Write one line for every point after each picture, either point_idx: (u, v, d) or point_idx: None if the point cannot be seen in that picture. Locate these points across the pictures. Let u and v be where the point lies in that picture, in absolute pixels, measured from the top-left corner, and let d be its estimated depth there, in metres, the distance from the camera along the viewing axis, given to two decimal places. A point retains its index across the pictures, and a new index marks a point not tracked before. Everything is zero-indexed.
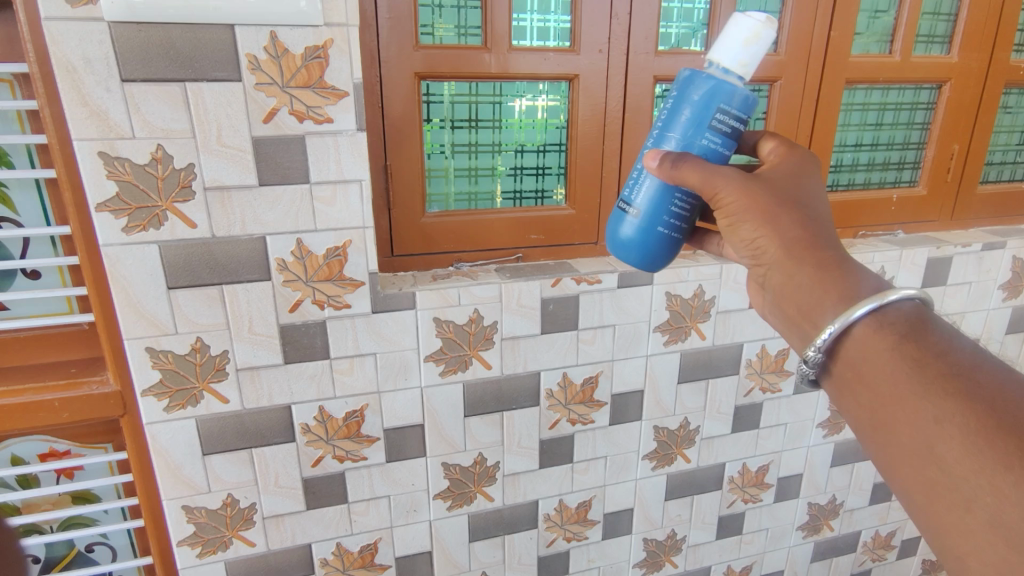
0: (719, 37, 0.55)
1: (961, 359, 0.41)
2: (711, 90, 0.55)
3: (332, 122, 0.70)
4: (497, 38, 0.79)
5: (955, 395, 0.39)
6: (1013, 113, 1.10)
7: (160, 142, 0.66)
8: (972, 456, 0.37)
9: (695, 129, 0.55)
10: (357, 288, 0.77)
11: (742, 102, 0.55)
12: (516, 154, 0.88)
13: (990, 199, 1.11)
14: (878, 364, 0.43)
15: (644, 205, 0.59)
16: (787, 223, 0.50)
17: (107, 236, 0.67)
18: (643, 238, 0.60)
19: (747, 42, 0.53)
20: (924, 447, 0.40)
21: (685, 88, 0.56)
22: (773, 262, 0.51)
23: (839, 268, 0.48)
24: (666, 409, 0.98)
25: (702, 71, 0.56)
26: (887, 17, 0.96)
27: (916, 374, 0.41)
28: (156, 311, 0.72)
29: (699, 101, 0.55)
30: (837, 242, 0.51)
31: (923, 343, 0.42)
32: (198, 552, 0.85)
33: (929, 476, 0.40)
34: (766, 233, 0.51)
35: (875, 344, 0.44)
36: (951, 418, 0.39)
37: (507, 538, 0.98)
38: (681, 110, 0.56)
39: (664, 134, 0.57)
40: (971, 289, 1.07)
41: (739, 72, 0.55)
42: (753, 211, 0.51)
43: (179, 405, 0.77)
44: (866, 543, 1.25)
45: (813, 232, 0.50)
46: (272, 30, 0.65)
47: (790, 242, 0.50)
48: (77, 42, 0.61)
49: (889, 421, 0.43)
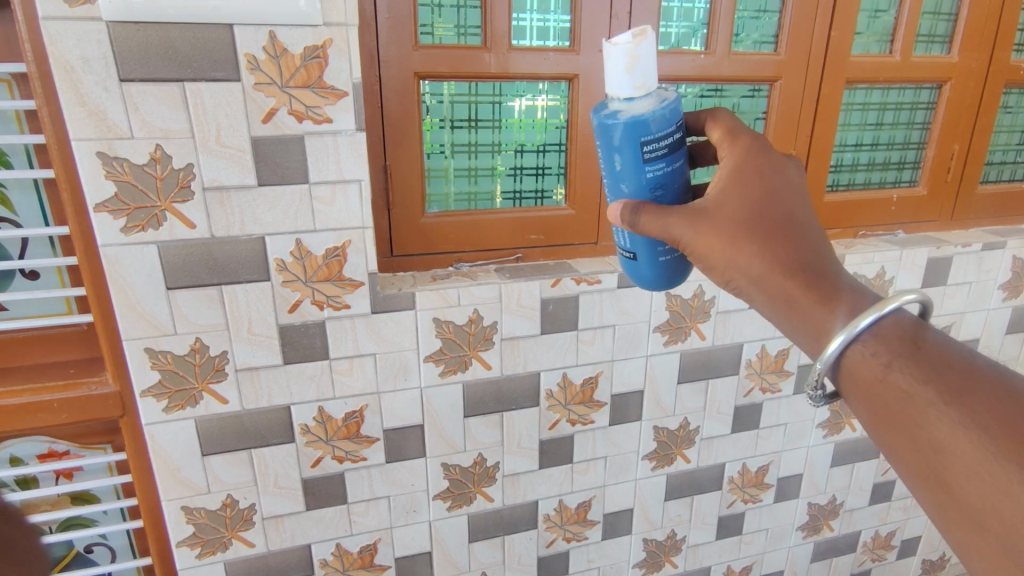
0: (605, 76, 0.54)
1: (957, 378, 0.41)
2: (626, 129, 0.53)
3: (332, 121, 0.70)
4: (496, 38, 0.79)
5: (954, 419, 0.40)
6: (1013, 113, 1.09)
7: (159, 142, 0.66)
8: (977, 484, 0.38)
9: (636, 169, 0.55)
10: (357, 288, 0.77)
11: (658, 120, 0.53)
12: (516, 154, 0.88)
13: (990, 199, 1.10)
14: (875, 389, 0.44)
15: (637, 246, 0.59)
16: (750, 257, 0.49)
17: (106, 236, 0.67)
18: (652, 268, 0.60)
19: (629, 67, 0.52)
20: (931, 473, 0.41)
21: (604, 138, 0.55)
22: (753, 293, 0.51)
23: (815, 295, 0.47)
24: (666, 409, 0.98)
25: (610, 113, 0.54)
26: (887, 16, 0.96)
27: (914, 399, 0.42)
28: (155, 311, 0.72)
29: (620, 144, 0.54)
30: (814, 258, 0.49)
31: (918, 363, 0.43)
32: (198, 553, 0.85)
33: (941, 501, 0.41)
34: (734, 271, 0.50)
35: (870, 368, 0.44)
36: (953, 445, 0.40)
37: (507, 538, 0.98)
38: (612, 160, 0.55)
39: (615, 185, 0.57)
40: (971, 289, 1.07)
41: (641, 93, 0.53)
42: (716, 250, 0.50)
43: (178, 405, 0.77)
44: (866, 543, 1.25)
45: (783, 256, 0.49)
46: (272, 29, 0.65)
47: (759, 277, 0.49)
48: (76, 42, 0.60)
49: (894, 444, 0.43)
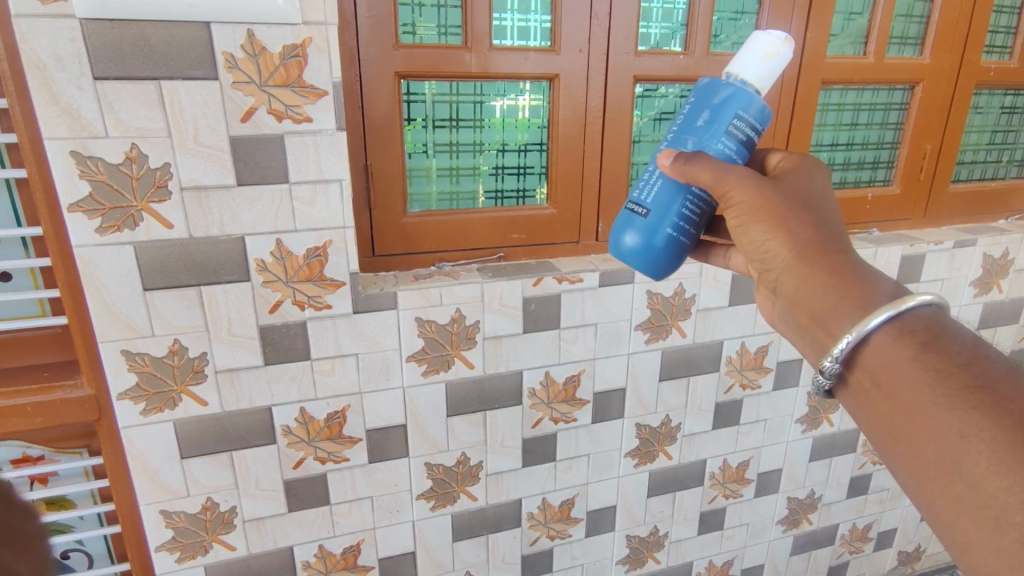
0: (738, 54, 0.58)
1: (984, 367, 0.40)
2: (730, 97, 0.56)
3: (311, 121, 0.69)
4: (477, 38, 0.79)
5: (979, 407, 0.38)
6: (983, 114, 1.12)
7: (134, 141, 0.65)
8: (999, 472, 0.37)
9: (712, 133, 0.56)
10: (339, 288, 0.77)
11: (757, 113, 0.57)
12: (497, 154, 0.89)
13: (961, 198, 1.13)
14: (898, 373, 0.43)
15: (655, 206, 0.59)
16: (800, 226, 0.51)
17: (80, 236, 0.66)
18: (647, 240, 0.60)
19: (766, 56, 0.56)
20: (949, 460, 0.39)
21: (703, 94, 0.58)
22: (784, 267, 0.51)
23: (847, 274, 0.48)
24: (648, 407, 0.99)
25: (722, 80, 0.57)
26: (861, 18, 0.98)
27: (940, 384, 0.40)
28: (131, 313, 0.71)
29: (715, 106, 0.56)
30: (846, 251, 0.50)
31: (944, 351, 0.42)
32: (177, 558, 0.84)
33: (954, 491, 0.39)
34: (776, 238, 0.51)
35: (897, 351, 0.43)
36: (977, 431, 0.38)
37: (491, 537, 0.99)
38: (699, 114, 0.57)
39: (681, 136, 0.58)
40: (943, 285, 1.10)
41: (757, 85, 0.57)
42: (762, 213, 0.52)
43: (156, 408, 0.76)
44: (844, 536, 1.27)
45: (818, 242, 0.50)
46: (249, 27, 0.64)
47: (798, 247, 0.50)
48: (48, 39, 0.59)
49: (911, 429, 0.42)
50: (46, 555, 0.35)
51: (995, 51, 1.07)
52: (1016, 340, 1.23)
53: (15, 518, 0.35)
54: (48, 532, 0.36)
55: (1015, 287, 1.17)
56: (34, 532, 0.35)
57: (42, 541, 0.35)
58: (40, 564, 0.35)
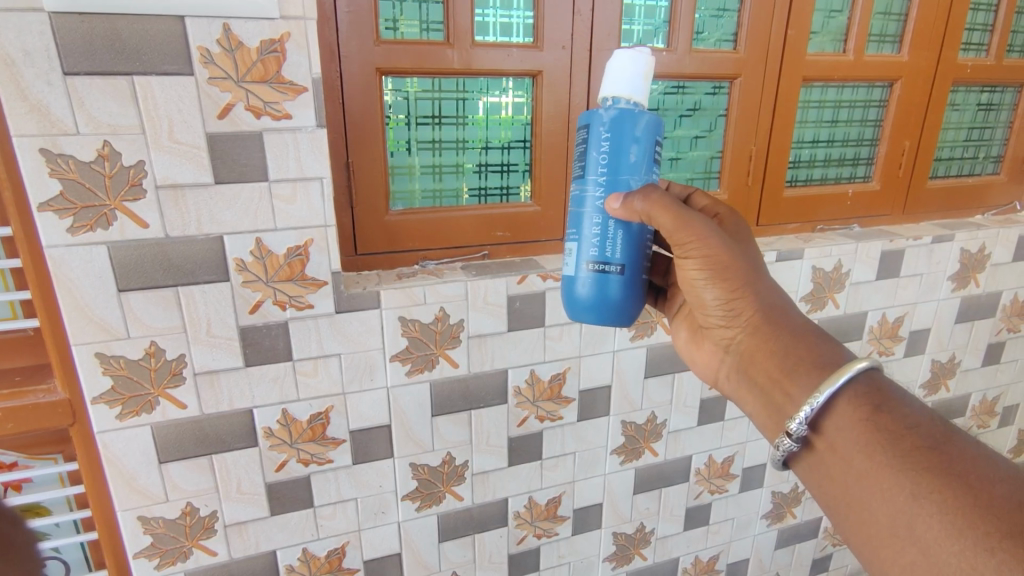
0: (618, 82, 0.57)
1: (932, 430, 0.43)
2: (649, 124, 0.58)
3: (291, 118, 0.68)
4: (459, 34, 0.78)
5: (933, 466, 0.41)
6: (961, 111, 1.14)
7: (106, 138, 0.63)
8: (955, 536, 0.38)
9: (646, 166, 0.59)
10: (320, 287, 0.76)
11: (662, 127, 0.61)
12: (481, 151, 0.88)
13: (939, 193, 1.15)
14: (856, 434, 0.45)
15: (625, 260, 0.60)
16: (758, 290, 0.56)
17: (50, 237, 0.64)
18: (625, 297, 0.60)
19: (645, 76, 0.57)
20: (906, 521, 0.41)
21: (624, 126, 0.57)
22: (751, 321, 0.56)
23: (810, 337, 0.53)
24: (633, 403, 0.99)
25: (629, 107, 0.57)
26: (841, 17, 0.99)
27: (897, 442, 0.43)
28: (105, 314, 0.69)
29: (640, 137, 0.58)
30: (799, 314, 0.56)
31: (896, 412, 0.44)
32: (156, 564, 0.82)
33: (909, 556, 0.40)
34: (743, 296, 0.56)
35: (855, 410, 0.46)
36: (928, 494, 0.40)
37: (476, 537, 0.98)
38: (628, 152, 0.58)
39: (619, 176, 0.58)
40: (924, 280, 1.11)
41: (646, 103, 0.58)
42: (728, 269, 0.56)
43: (133, 412, 0.74)
44: (827, 530, 1.29)
45: (779, 301, 0.56)
46: (225, 21, 0.63)
47: (761, 305, 0.56)
48: (15, 33, 0.57)
49: (869, 493, 0.43)
50: (36, 561, 0.37)
51: (972, 49, 1.09)
52: (992, 334, 1.25)
53: (5, 526, 0.36)
54: (37, 538, 0.38)
55: (991, 281, 1.19)
56: (23, 538, 0.36)
57: (32, 547, 0.37)
58: (27, 566, 0.36)
